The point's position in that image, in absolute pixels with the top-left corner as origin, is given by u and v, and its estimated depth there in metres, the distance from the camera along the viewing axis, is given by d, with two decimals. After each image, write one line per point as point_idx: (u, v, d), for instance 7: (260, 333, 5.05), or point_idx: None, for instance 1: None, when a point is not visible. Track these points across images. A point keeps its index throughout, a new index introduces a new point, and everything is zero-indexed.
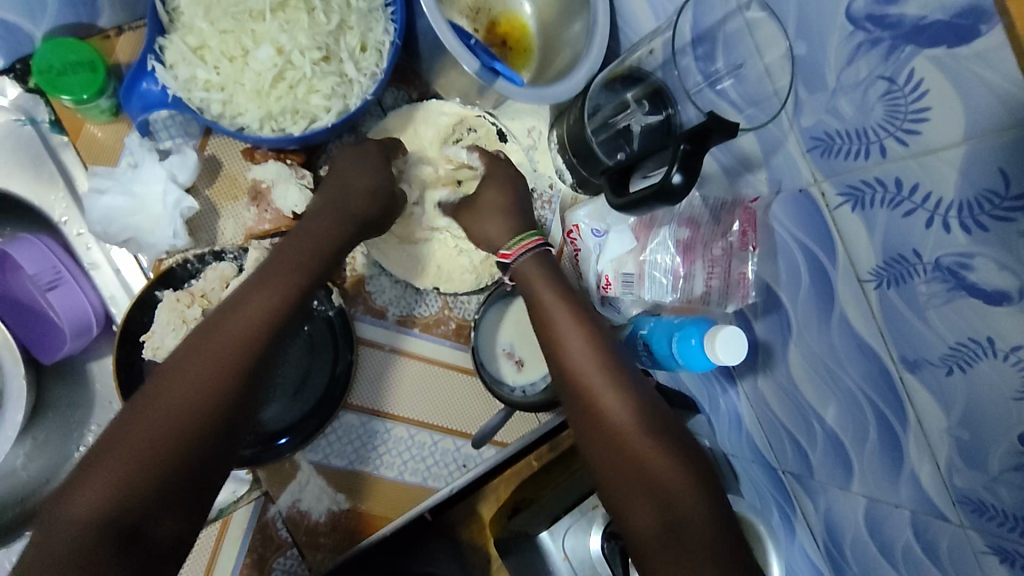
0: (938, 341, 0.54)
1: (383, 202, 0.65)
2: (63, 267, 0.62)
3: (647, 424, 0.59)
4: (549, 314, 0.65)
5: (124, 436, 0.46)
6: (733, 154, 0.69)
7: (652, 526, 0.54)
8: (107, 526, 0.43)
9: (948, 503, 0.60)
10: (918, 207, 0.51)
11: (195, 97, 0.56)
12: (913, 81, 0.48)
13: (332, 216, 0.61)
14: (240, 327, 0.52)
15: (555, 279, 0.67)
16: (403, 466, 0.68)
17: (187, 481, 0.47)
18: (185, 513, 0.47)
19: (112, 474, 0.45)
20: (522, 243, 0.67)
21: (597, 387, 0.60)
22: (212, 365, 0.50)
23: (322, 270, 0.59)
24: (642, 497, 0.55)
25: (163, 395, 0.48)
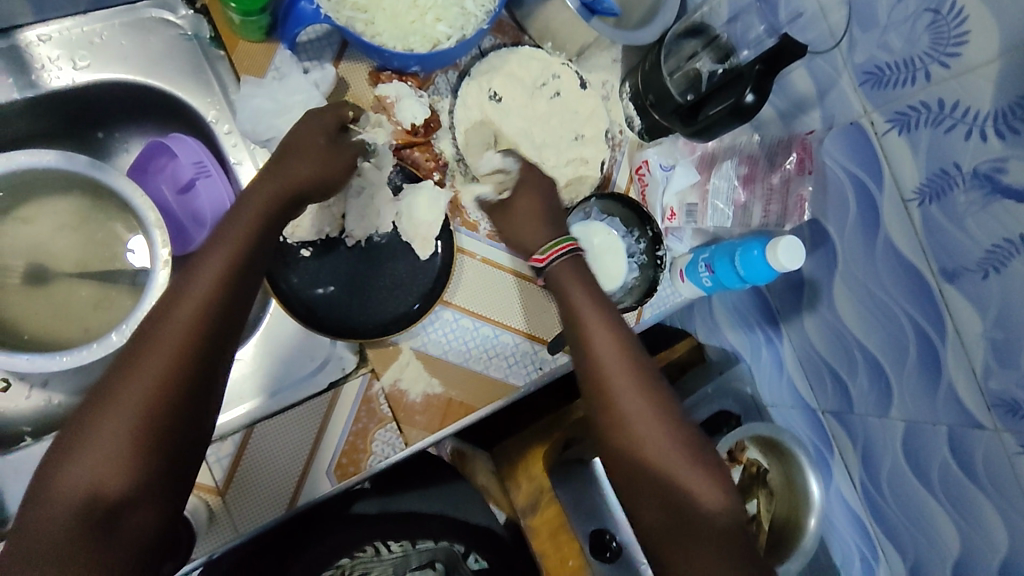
0: (976, 247, 0.64)
1: (331, 171, 0.65)
2: (210, 163, 0.71)
3: (666, 427, 0.62)
4: (584, 328, 0.66)
5: (88, 433, 0.49)
6: (789, 98, 0.78)
7: (670, 524, 0.59)
8: (81, 516, 0.47)
9: (984, 409, 0.69)
10: (959, 122, 0.61)
11: (344, 16, 0.66)
12: (956, 10, 0.58)
13: (275, 192, 0.61)
14: (181, 313, 0.53)
15: (576, 266, 0.70)
16: (488, 362, 0.75)
17: (157, 464, 0.50)
18: (161, 500, 0.50)
19: (85, 468, 0.48)
20: (556, 247, 0.70)
21: (618, 385, 0.63)
22: (169, 358, 0.51)
23: (265, 234, 0.59)
24: (660, 495, 0.60)
25: (113, 393, 0.50)
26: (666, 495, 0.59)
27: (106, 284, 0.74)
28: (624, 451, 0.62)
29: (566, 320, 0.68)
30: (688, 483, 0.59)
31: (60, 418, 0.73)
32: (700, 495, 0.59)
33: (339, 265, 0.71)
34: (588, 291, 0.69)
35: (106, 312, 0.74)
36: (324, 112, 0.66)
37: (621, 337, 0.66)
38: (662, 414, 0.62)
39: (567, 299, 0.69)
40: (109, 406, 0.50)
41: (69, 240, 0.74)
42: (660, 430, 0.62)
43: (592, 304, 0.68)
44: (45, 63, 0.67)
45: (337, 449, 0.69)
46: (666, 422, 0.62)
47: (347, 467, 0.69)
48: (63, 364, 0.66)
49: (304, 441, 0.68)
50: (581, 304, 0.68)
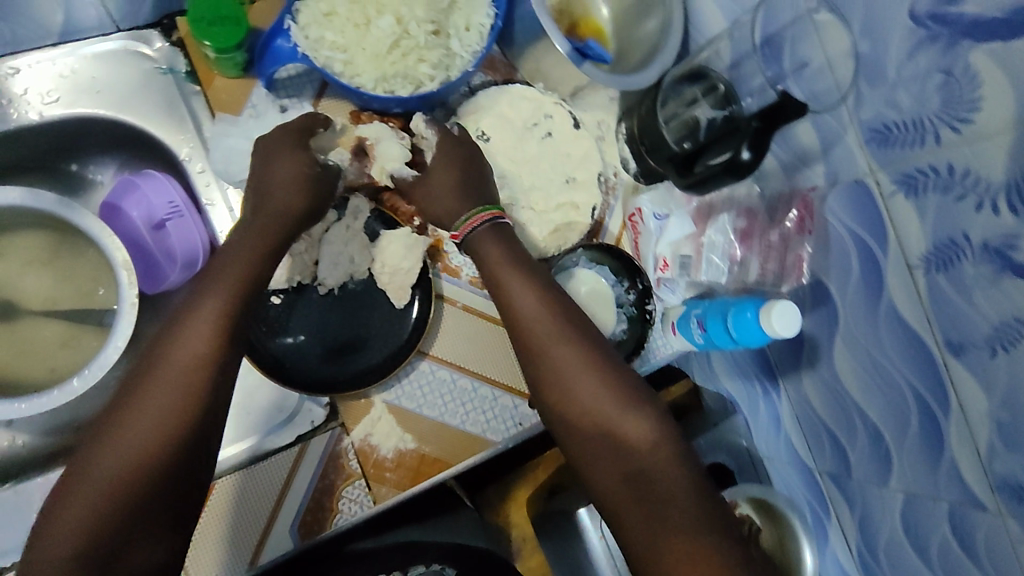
0: (984, 322, 0.59)
1: (314, 190, 0.64)
2: (181, 202, 0.69)
3: (607, 386, 0.58)
4: (506, 290, 0.63)
5: (92, 469, 0.49)
6: (792, 148, 0.73)
7: (619, 488, 0.55)
8: (83, 552, 0.46)
9: (987, 491, 0.64)
10: (969, 191, 0.56)
11: (322, 55, 0.63)
12: (970, 71, 0.53)
13: (263, 219, 0.61)
14: (186, 342, 0.53)
15: (512, 246, 0.65)
16: (465, 416, 0.72)
17: (161, 497, 0.50)
18: (165, 533, 0.50)
19: (89, 502, 0.47)
20: (470, 219, 0.65)
21: (553, 352, 0.59)
22: (175, 390, 0.52)
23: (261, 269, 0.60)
24: (607, 462, 0.56)
25: (122, 425, 0.50)
26: (616, 456, 0.55)
27: (74, 322, 0.72)
28: (564, 413, 0.58)
29: (491, 289, 0.64)
30: (631, 442, 0.55)
31: (21, 461, 0.70)
32: (645, 454, 0.55)
33: (310, 313, 0.69)
34: (513, 252, 0.65)
35: (73, 351, 0.71)
36: (286, 133, 0.65)
37: (553, 298, 0.62)
38: (602, 372, 0.58)
39: (485, 266, 0.65)
40: (117, 439, 0.50)
41: (37, 276, 0.71)
42: (613, 414, 0.56)
43: (517, 266, 0.63)
44: (14, 97, 0.65)
45: (301, 507, 0.66)
46: (606, 382, 0.58)
47: (310, 525, 0.66)
48: (22, 412, 0.64)
49: (269, 497, 0.66)
50: (507, 270, 0.63)
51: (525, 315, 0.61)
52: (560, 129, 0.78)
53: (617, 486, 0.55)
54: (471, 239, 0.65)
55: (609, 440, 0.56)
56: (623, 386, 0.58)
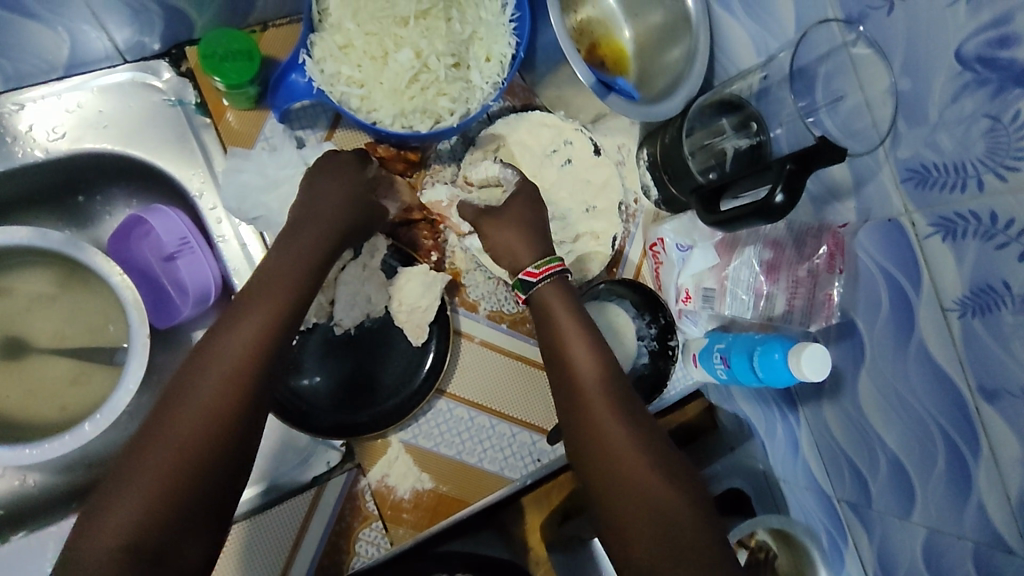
0: (1022, 372, 0.57)
1: (364, 208, 0.63)
2: (192, 237, 0.67)
3: (644, 448, 0.53)
4: (563, 337, 0.61)
5: (141, 463, 0.46)
6: (822, 182, 0.72)
7: (647, 548, 0.48)
8: (132, 548, 0.43)
9: (1015, 533, 0.63)
10: (1011, 240, 0.54)
11: (337, 91, 0.61)
12: (1019, 119, 0.51)
13: (317, 229, 0.59)
14: (237, 338, 0.51)
15: (574, 299, 0.63)
16: (483, 454, 0.71)
17: (211, 496, 0.47)
18: (207, 540, 0.47)
19: (140, 498, 0.44)
20: (545, 267, 0.63)
21: (597, 400, 0.56)
22: (226, 380, 0.50)
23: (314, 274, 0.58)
24: (635, 521, 0.50)
25: (172, 420, 0.48)
26: (648, 515, 0.50)
27: (83, 359, 0.70)
28: (597, 464, 0.53)
29: (545, 339, 0.62)
30: (666, 503, 0.50)
31: (29, 500, 0.69)
32: (678, 516, 0.49)
33: (326, 351, 0.68)
34: (572, 306, 0.63)
35: (82, 390, 0.70)
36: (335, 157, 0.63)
37: (610, 353, 0.60)
38: (643, 435, 0.54)
39: (550, 319, 0.62)
40: (165, 435, 0.47)
41: (45, 313, 0.70)
42: (649, 467, 0.52)
43: (578, 319, 0.62)
44: (18, 135, 0.63)
45: (318, 550, 0.65)
46: (646, 444, 0.54)
47: (327, 569, 0.65)
48: (32, 457, 0.62)
49: (284, 542, 0.64)
50: (566, 319, 0.62)
51: (576, 361, 0.59)
52: (581, 156, 0.76)
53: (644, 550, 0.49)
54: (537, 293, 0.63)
55: (640, 498, 0.50)
56: (662, 450, 0.54)
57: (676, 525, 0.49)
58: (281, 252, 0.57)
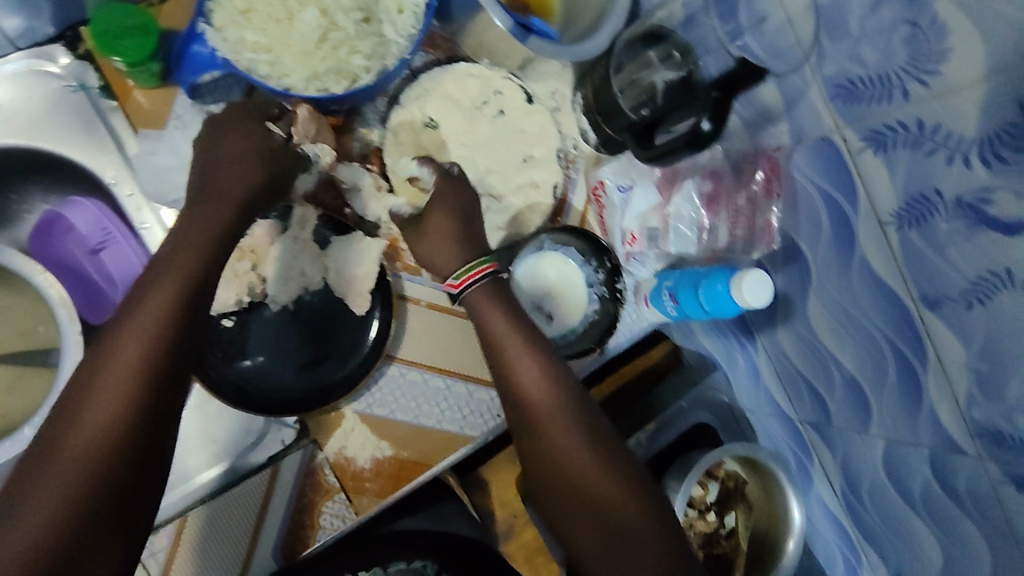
0: (959, 278, 0.58)
1: (276, 164, 0.59)
2: (112, 228, 0.66)
3: (586, 445, 0.59)
4: (501, 346, 0.62)
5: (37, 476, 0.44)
6: (754, 107, 0.70)
7: (595, 538, 0.58)
8: (31, 570, 0.42)
9: (967, 436, 0.65)
10: (940, 146, 0.54)
11: (244, 58, 0.58)
12: (937, 25, 0.51)
13: (220, 202, 0.55)
14: (131, 340, 0.48)
15: (509, 307, 0.63)
16: (441, 416, 0.71)
17: (117, 502, 0.45)
18: (117, 542, 0.46)
19: (38, 511, 0.43)
20: (471, 272, 0.63)
21: (538, 406, 0.61)
22: (125, 386, 0.47)
23: (222, 252, 0.54)
24: (590, 518, 0.58)
25: (72, 431, 0.45)
26: (600, 515, 0.58)
27: (20, 364, 0.68)
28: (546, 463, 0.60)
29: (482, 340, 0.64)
30: (616, 498, 0.58)
31: None
32: (628, 511, 0.58)
33: (264, 331, 0.66)
34: (509, 306, 0.63)
35: (21, 396, 0.67)
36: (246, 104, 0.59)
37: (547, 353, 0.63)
38: (579, 433, 0.60)
39: (485, 324, 0.63)
40: (65, 448, 0.45)
41: None
42: (598, 465, 0.59)
43: (511, 318, 0.63)
44: None
45: (281, 528, 0.66)
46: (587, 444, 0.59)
47: (293, 546, 0.66)
48: None
49: (244, 524, 0.65)
50: (500, 321, 0.63)
51: (517, 368, 0.61)
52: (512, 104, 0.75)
53: (594, 538, 0.58)
54: (465, 297, 0.64)
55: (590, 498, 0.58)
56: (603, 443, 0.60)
57: (620, 514, 0.58)
58: (182, 237, 0.53)
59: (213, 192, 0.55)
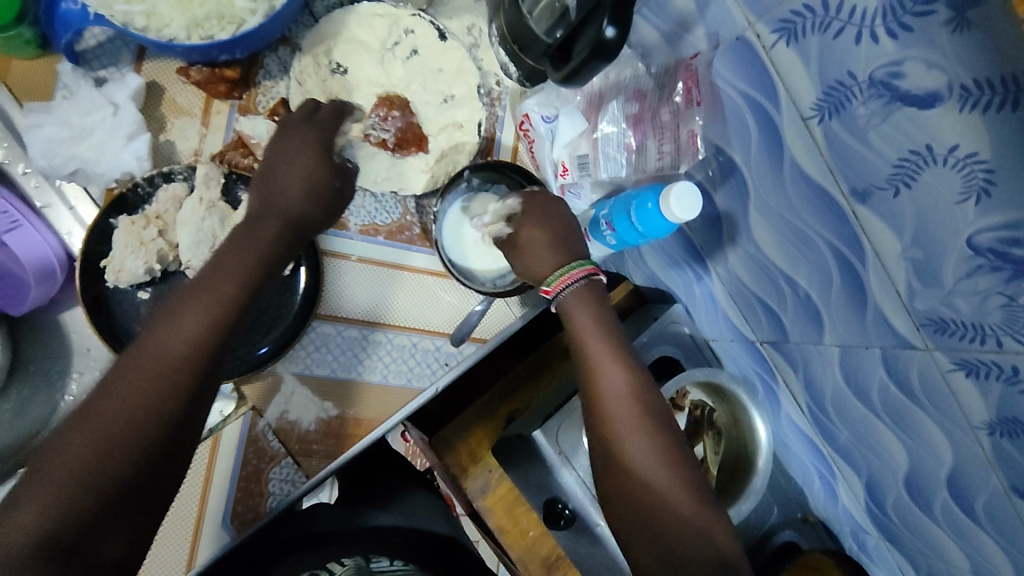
0: (883, 163, 0.56)
1: (325, 194, 0.61)
2: (16, 212, 0.62)
3: (671, 465, 0.61)
4: (594, 362, 0.63)
5: (50, 467, 0.45)
6: (669, 17, 0.68)
7: (656, 567, 0.59)
8: (46, 543, 0.43)
9: (914, 330, 0.63)
10: (847, 24, 0.52)
11: (118, 12, 0.55)
12: None
13: (274, 224, 0.58)
14: (183, 336, 0.50)
15: (602, 310, 0.64)
16: (385, 370, 0.69)
17: (132, 502, 0.47)
18: (132, 529, 0.47)
19: (58, 487, 0.44)
20: (562, 278, 0.62)
21: (620, 426, 0.61)
22: (154, 380, 0.49)
23: (274, 261, 0.57)
24: (646, 541, 0.59)
25: (96, 414, 0.47)
26: (660, 541, 0.59)
27: None
28: (624, 485, 0.61)
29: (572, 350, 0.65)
30: (675, 520, 0.59)
31: None
32: (685, 535, 0.58)
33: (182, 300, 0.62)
34: (601, 315, 0.64)
35: None
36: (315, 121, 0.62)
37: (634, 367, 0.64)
38: (673, 459, 0.61)
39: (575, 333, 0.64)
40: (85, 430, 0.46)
41: None
42: (666, 483, 0.60)
43: (600, 331, 0.64)
44: None
45: (230, 496, 0.65)
46: (674, 465, 0.61)
47: (244, 514, 0.65)
48: None
49: (192, 496, 0.64)
50: (594, 335, 0.64)
51: (609, 391, 0.62)
52: (423, 40, 0.70)
53: (654, 568, 0.59)
54: (559, 300, 0.64)
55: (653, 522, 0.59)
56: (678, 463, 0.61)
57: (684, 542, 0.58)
58: (237, 245, 0.55)
59: (269, 212, 0.58)
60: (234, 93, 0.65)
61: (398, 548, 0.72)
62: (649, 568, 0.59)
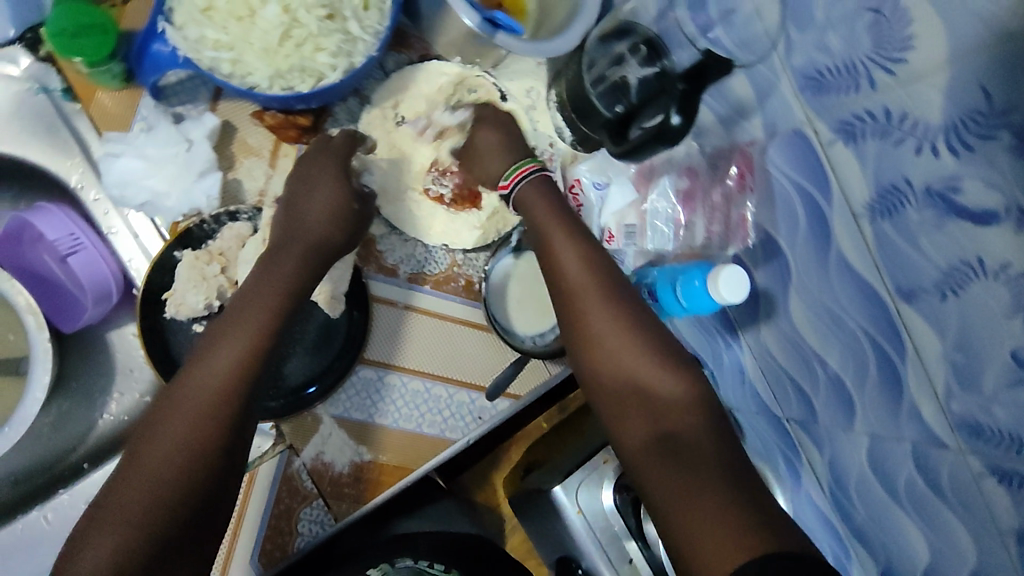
0: (931, 268, 0.54)
1: (350, 216, 0.63)
2: (83, 235, 0.64)
3: (632, 331, 0.61)
4: (550, 244, 0.64)
5: (113, 510, 0.45)
6: (728, 102, 0.70)
7: (649, 442, 0.56)
8: None
9: (946, 430, 0.58)
10: (908, 135, 0.53)
11: (206, 58, 0.57)
12: (900, 13, 0.51)
13: (302, 248, 0.60)
14: (223, 368, 0.52)
15: (557, 205, 0.66)
16: (420, 419, 0.70)
17: (195, 530, 0.47)
18: (197, 562, 0.47)
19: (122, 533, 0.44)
20: (517, 171, 0.67)
21: (593, 328, 0.61)
22: (200, 416, 0.49)
23: (306, 284, 0.59)
24: (637, 417, 0.58)
25: (148, 457, 0.47)
26: (654, 414, 0.57)
27: None
28: (596, 356, 0.61)
29: (539, 250, 0.66)
30: (663, 397, 0.57)
31: None
32: (675, 421, 0.56)
33: None
34: (556, 204, 0.66)
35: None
36: (329, 150, 0.64)
37: (594, 256, 0.64)
38: (636, 319, 0.61)
39: (535, 223, 0.66)
40: (140, 476, 0.47)
41: None
42: (622, 338, 0.60)
43: (562, 223, 0.65)
44: None
45: (260, 535, 0.65)
46: (644, 341, 0.60)
47: (272, 552, 0.66)
48: None
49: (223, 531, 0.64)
50: (551, 225, 0.65)
51: (571, 274, 0.62)
52: (481, 105, 0.71)
53: (647, 441, 0.56)
54: (516, 195, 0.67)
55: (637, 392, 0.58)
56: (650, 335, 0.61)
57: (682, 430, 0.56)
58: (266, 276, 0.57)
59: (293, 240, 0.60)
60: (303, 139, 0.67)
61: (426, 549, 0.61)
62: (637, 442, 0.57)
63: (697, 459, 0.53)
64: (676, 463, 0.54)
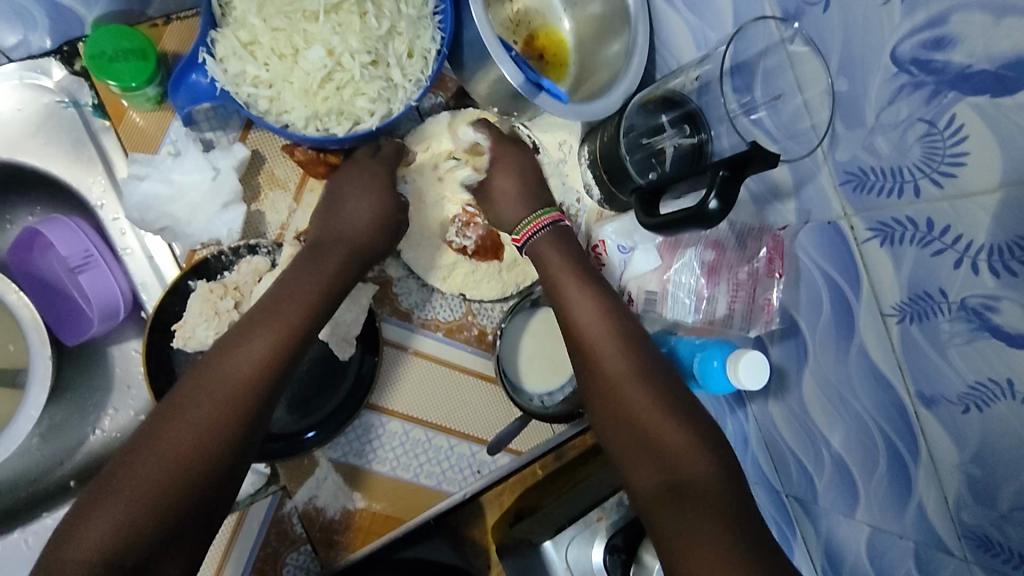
0: (957, 380, 0.50)
1: (389, 226, 0.65)
2: (96, 251, 0.63)
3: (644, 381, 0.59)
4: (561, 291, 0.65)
5: (120, 479, 0.46)
6: (764, 183, 0.69)
7: (656, 487, 0.53)
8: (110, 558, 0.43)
9: (953, 536, 0.54)
10: (948, 248, 0.48)
11: (244, 92, 0.57)
12: (953, 125, 0.46)
13: (341, 252, 0.62)
14: (245, 361, 0.53)
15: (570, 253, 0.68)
16: (418, 469, 0.69)
17: (189, 515, 0.47)
18: (190, 546, 0.47)
19: (123, 504, 0.45)
20: (534, 223, 0.69)
21: (605, 370, 0.61)
22: (215, 404, 0.50)
23: (339, 284, 0.60)
24: (644, 459, 0.55)
25: (161, 436, 0.48)
26: (663, 458, 0.54)
27: None
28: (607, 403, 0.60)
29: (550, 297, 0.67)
30: (668, 439, 0.55)
31: None
32: (683, 461, 0.54)
33: None
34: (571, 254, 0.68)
35: None
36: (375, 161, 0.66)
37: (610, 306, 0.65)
38: (647, 368, 0.60)
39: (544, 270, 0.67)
40: (152, 451, 0.47)
41: None
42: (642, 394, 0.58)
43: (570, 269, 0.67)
44: None
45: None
46: (654, 383, 0.59)
47: None
48: None
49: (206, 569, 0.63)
50: (562, 274, 0.66)
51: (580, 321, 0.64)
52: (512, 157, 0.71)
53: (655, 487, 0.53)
54: (529, 246, 0.69)
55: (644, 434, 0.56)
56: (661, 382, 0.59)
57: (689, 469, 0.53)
58: (301, 272, 0.59)
59: (334, 244, 0.62)
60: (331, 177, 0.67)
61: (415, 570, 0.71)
62: (646, 487, 0.54)
63: (705, 507, 0.50)
64: (683, 506, 0.50)
